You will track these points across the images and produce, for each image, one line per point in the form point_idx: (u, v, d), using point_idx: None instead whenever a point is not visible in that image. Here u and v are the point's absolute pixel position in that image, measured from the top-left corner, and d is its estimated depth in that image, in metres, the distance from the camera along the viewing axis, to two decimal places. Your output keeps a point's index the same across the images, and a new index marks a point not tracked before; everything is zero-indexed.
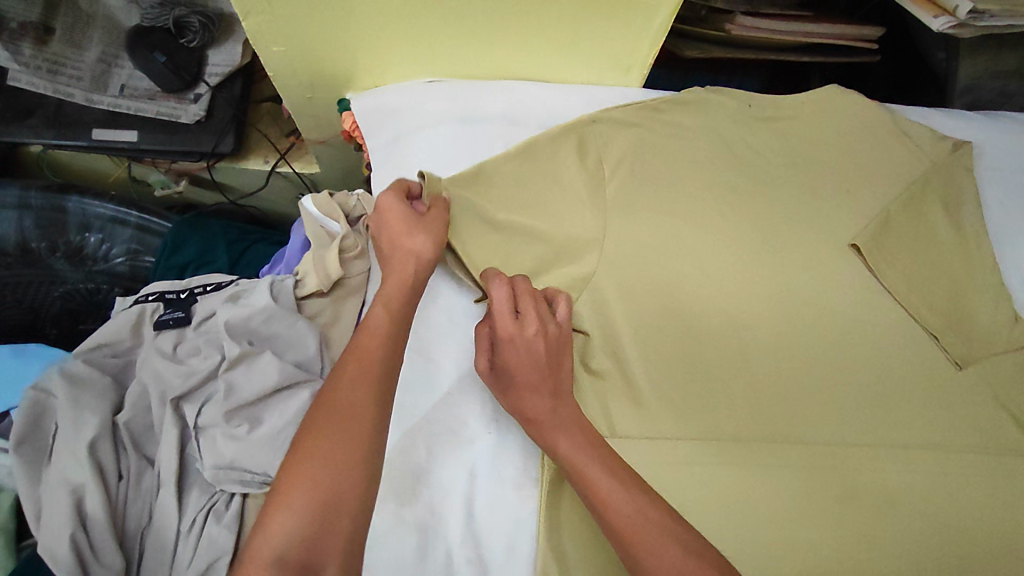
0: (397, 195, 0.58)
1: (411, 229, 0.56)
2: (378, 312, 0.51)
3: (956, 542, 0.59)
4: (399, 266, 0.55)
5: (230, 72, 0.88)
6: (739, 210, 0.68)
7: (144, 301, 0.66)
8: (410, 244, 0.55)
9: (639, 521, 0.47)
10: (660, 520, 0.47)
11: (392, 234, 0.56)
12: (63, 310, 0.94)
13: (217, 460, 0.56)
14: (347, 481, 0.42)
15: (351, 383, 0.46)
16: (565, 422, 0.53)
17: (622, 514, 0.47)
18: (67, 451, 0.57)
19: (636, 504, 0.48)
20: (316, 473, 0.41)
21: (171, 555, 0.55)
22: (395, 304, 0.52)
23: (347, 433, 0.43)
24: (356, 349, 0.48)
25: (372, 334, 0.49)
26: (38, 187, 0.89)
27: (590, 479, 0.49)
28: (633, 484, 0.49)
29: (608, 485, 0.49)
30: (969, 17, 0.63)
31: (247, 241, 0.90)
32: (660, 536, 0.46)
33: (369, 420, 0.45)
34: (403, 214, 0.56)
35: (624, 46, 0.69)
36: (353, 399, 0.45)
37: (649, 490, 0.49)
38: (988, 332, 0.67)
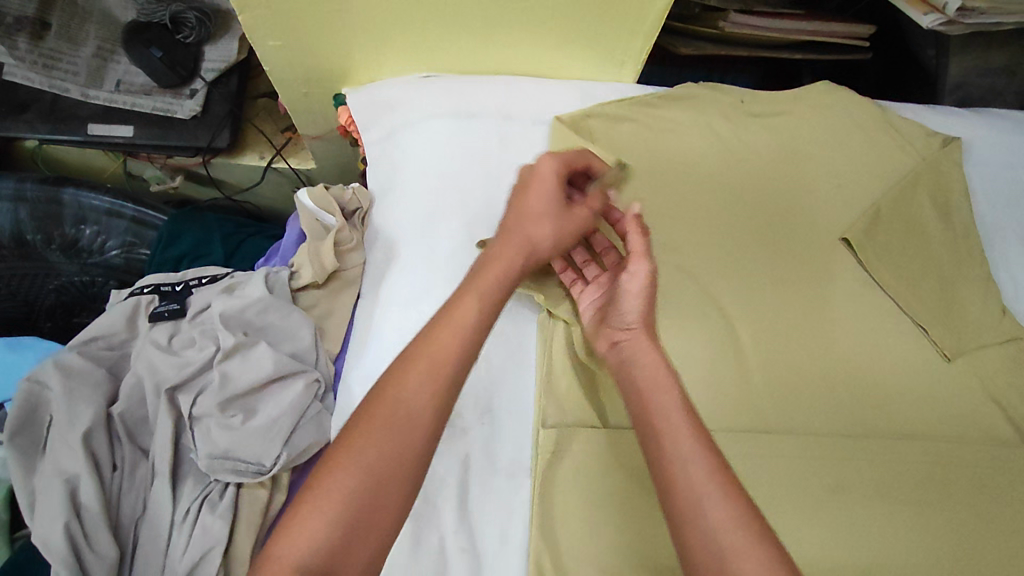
0: (557, 163, 0.56)
1: (545, 215, 0.54)
2: (468, 304, 0.47)
3: (944, 530, 0.60)
4: (509, 252, 0.52)
5: (225, 68, 0.89)
6: (730, 204, 0.69)
7: (139, 293, 0.66)
8: (535, 227, 0.54)
9: (702, 506, 0.39)
10: (729, 511, 0.39)
11: (528, 203, 0.55)
12: (57, 303, 0.93)
13: (211, 450, 0.56)
14: (389, 485, 0.40)
15: (414, 379, 0.43)
16: (645, 360, 0.49)
17: (685, 489, 0.40)
18: (61, 442, 0.57)
19: (705, 488, 0.40)
20: (359, 468, 0.40)
21: (164, 545, 0.56)
22: (489, 298, 0.48)
23: (398, 433, 0.41)
24: (428, 341, 0.45)
25: (450, 326, 0.45)
26: (33, 179, 0.89)
27: (659, 437, 0.43)
28: (712, 462, 0.41)
29: (675, 456, 0.42)
30: (957, 15, 0.64)
31: (242, 234, 0.90)
32: (722, 528, 0.38)
33: (422, 423, 0.42)
34: (549, 193, 0.55)
35: (617, 42, 0.70)
36: (409, 397, 0.42)
37: (729, 474, 0.41)
38: (976, 325, 0.68)
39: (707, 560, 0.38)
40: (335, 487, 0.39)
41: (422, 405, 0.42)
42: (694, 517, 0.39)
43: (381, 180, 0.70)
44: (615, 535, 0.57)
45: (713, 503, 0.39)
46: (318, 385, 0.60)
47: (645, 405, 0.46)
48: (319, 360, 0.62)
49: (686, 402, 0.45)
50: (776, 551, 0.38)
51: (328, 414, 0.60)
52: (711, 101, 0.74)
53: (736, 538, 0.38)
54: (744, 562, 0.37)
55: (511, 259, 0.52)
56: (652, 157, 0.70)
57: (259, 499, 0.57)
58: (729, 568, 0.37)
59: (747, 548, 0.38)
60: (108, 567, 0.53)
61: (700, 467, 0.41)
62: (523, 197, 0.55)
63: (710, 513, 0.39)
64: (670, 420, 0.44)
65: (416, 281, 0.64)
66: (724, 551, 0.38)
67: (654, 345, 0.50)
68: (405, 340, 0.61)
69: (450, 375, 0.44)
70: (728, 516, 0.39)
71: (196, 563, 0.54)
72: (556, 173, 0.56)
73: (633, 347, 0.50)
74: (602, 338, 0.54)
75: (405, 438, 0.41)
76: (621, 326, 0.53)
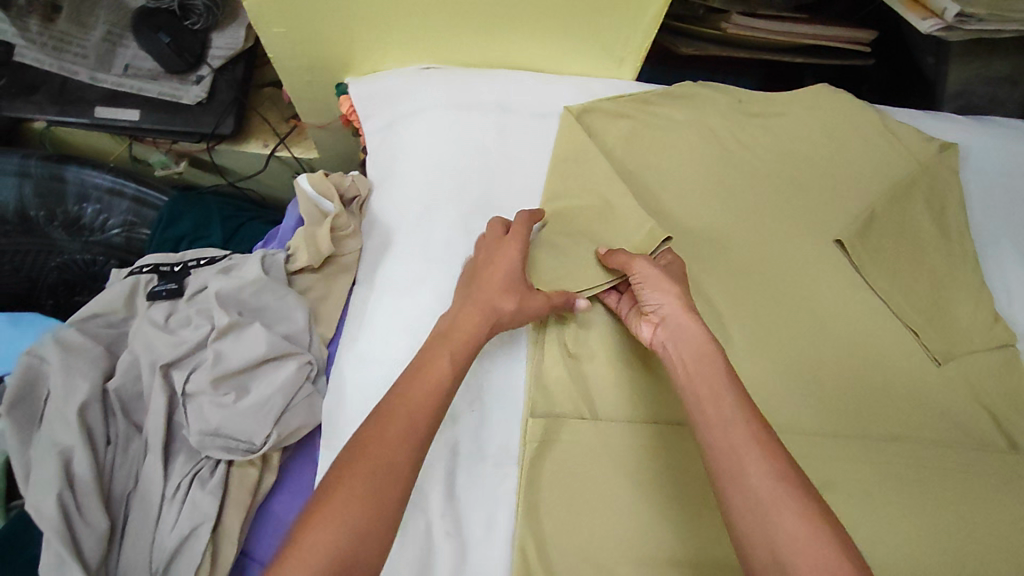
0: (521, 241, 0.60)
1: (508, 287, 0.57)
2: (441, 362, 0.51)
3: (929, 533, 0.60)
4: (473, 317, 0.55)
5: (232, 56, 0.90)
6: (725, 203, 0.70)
7: (139, 273, 0.67)
8: (501, 296, 0.56)
9: (744, 464, 0.43)
10: (770, 468, 0.43)
11: (490, 276, 0.57)
12: (59, 281, 0.95)
13: (203, 427, 0.57)
14: (370, 532, 0.42)
15: (393, 434, 0.46)
16: (686, 334, 0.53)
17: (729, 447, 0.44)
18: (56, 414, 0.58)
19: (747, 447, 0.44)
20: (343, 517, 0.41)
21: (154, 520, 0.56)
22: (460, 358, 0.53)
23: (378, 485, 0.44)
24: (403, 399, 0.48)
25: (426, 383, 0.50)
26: (39, 157, 0.91)
27: (702, 401, 0.48)
28: (753, 425, 0.45)
29: (718, 421, 0.46)
30: (957, 20, 0.64)
31: (242, 218, 0.92)
32: (762, 483, 0.42)
33: (400, 474, 0.45)
34: (508, 265, 0.58)
35: (618, 39, 0.71)
36: (387, 453, 0.45)
37: (771, 435, 0.45)
38: (968, 331, 0.68)
39: (750, 513, 0.42)
40: (321, 536, 0.41)
41: (399, 458, 0.45)
42: (737, 472, 0.43)
43: (382, 168, 0.70)
44: (599, 526, 0.57)
45: (754, 460, 0.43)
46: (310, 367, 0.61)
47: (689, 371, 0.50)
48: (312, 343, 0.64)
49: (727, 371, 0.49)
50: (814, 504, 0.41)
51: (319, 396, 0.61)
52: (710, 100, 0.74)
53: (777, 492, 0.42)
54: (783, 516, 0.41)
55: (477, 326, 0.54)
56: (650, 155, 0.71)
57: (250, 477, 0.58)
58: (772, 522, 0.41)
59: (789, 500, 0.41)
60: (98, 538, 0.54)
61: (741, 430, 0.45)
62: (490, 271, 0.58)
63: (751, 470, 0.43)
64: (711, 385, 0.48)
65: (411, 269, 0.65)
66: (765, 504, 0.41)
67: (698, 322, 0.54)
68: (398, 327, 0.62)
69: (423, 433, 0.47)
70: (769, 473, 0.43)
71: (184, 538, 0.55)
72: (521, 248, 0.59)
73: (673, 322, 0.54)
74: (644, 325, 0.59)
75: (385, 492, 0.44)
76: (653, 311, 0.57)
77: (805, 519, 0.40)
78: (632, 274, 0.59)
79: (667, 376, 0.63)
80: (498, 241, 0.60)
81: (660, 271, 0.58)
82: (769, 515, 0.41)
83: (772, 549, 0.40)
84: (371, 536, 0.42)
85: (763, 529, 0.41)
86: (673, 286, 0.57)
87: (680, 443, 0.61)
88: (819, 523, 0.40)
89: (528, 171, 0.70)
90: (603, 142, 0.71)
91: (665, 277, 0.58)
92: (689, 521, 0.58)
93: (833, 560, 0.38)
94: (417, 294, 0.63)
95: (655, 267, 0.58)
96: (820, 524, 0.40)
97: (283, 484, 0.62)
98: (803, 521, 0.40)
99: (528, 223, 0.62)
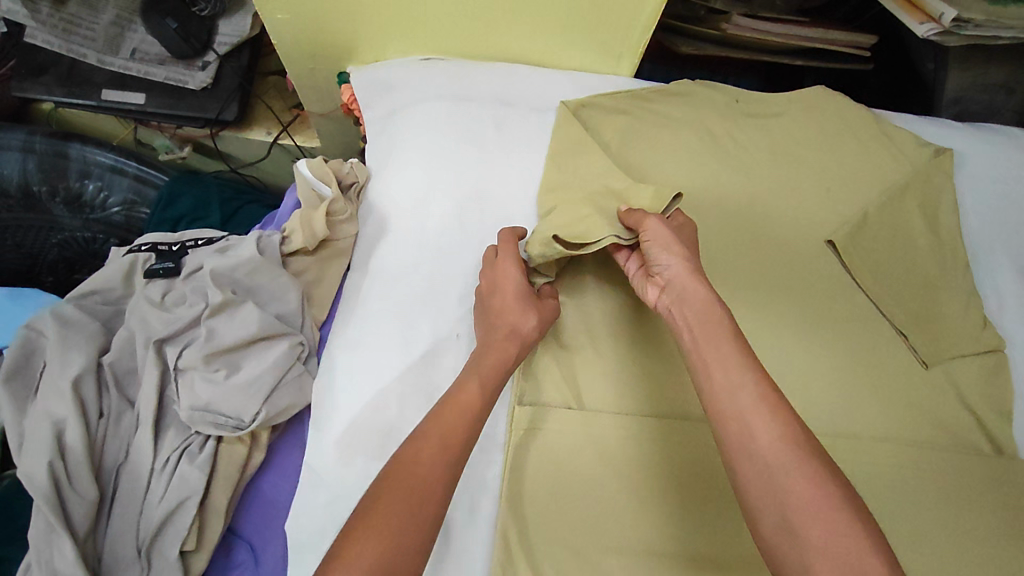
0: (514, 261, 0.60)
1: (525, 307, 0.58)
2: (472, 385, 0.52)
3: (909, 534, 0.60)
4: (503, 345, 0.55)
5: (238, 43, 0.91)
6: (718, 200, 0.71)
7: (137, 250, 0.68)
8: (521, 315, 0.57)
9: (752, 428, 0.44)
10: (777, 430, 0.44)
11: (504, 299, 0.58)
12: (59, 258, 0.97)
13: (193, 402, 0.58)
14: (412, 543, 0.43)
15: (430, 452, 0.47)
16: (693, 298, 0.52)
17: (736, 412, 0.45)
18: (52, 386, 0.60)
19: (755, 411, 0.45)
20: (383, 533, 0.42)
21: (143, 491, 0.58)
22: (489, 377, 0.53)
23: (415, 501, 0.44)
24: (438, 419, 0.49)
25: (457, 405, 0.50)
26: (43, 134, 0.92)
27: (709, 366, 0.48)
28: (760, 387, 0.46)
29: (725, 386, 0.47)
30: (953, 25, 0.65)
31: (240, 201, 0.93)
32: (771, 448, 0.43)
33: (434, 492, 0.46)
34: (517, 287, 0.58)
35: (617, 36, 0.71)
36: (423, 470, 0.46)
37: (778, 397, 0.45)
38: (956, 333, 0.68)
39: (758, 477, 0.43)
40: (365, 547, 0.41)
41: (435, 473, 0.46)
42: (746, 437, 0.44)
43: (380, 155, 0.71)
44: (582, 513, 0.58)
45: (763, 424, 0.44)
46: (301, 348, 0.62)
47: (695, 336, 0.50)
48: (304, 324, 0.64)
49: (732, 332, 0.49)
50: (820, 465, 0.42)
51: (309, 376, 0.63)
52: (706, 98, 0.75)
53: (785, 455, 0.43)
54: (793, 479, 0.42)
55: (505, 350, 0.55)
56: (644, 150, 0.72)
57: (238, 455, 0.59)
58: (781, 485, 0.42)
59: (795, 463, 0.42)
60: (87, 508, 0.55)
61: (748, 394, 0.46)
62: (499, 298, 0.58)
63: (759, 435, 0.44)
64: (719, 348, 0.48)
65: (404, 255, 0.65)
66: (774, 466, 0.42)
67: (701, 282, 0.53)
68: (389, 311, 0.63)
69: (457, 453, 0.48)
70: (778, 436, 0.43)
71: (172, 511, 0.56)
72: (516, 262, 0.60)
73: (679, 285, 0.53)
74: (650, 287, 0.57)
75: (423, 507, 0.45)
76: (659, 272, 0.56)
77: (812, 481, 0.41)
78: (642, 233, 0.57)
79: (654, 366, 0.63)
80: (493, 264, 0.61)
81: (670, 231, 0.56)
82: (777, 476, 0.42)
83: (781, 511, 0.41)
84: (410, 547, 0.43)
85: (772, 491, 0.42)
86: (682, 247, 0.55)
87: (665, 433, 0.61)
88: (827, 484, 0.41)
89: (524, 163, 0.71)
90: (599, 136, 0.71)
91: (673, 238, 0.56)
92: (672, 512, 0.58)
93: (844, 521, 0.40)
94: (409, 281, 0.64)
95: (665, 225, 0.56)
96: (828, 485, 0.41)
97: (272, 463, 0.63)
98: (812, 482, 0.41)
99: (513, 239, 0.62)
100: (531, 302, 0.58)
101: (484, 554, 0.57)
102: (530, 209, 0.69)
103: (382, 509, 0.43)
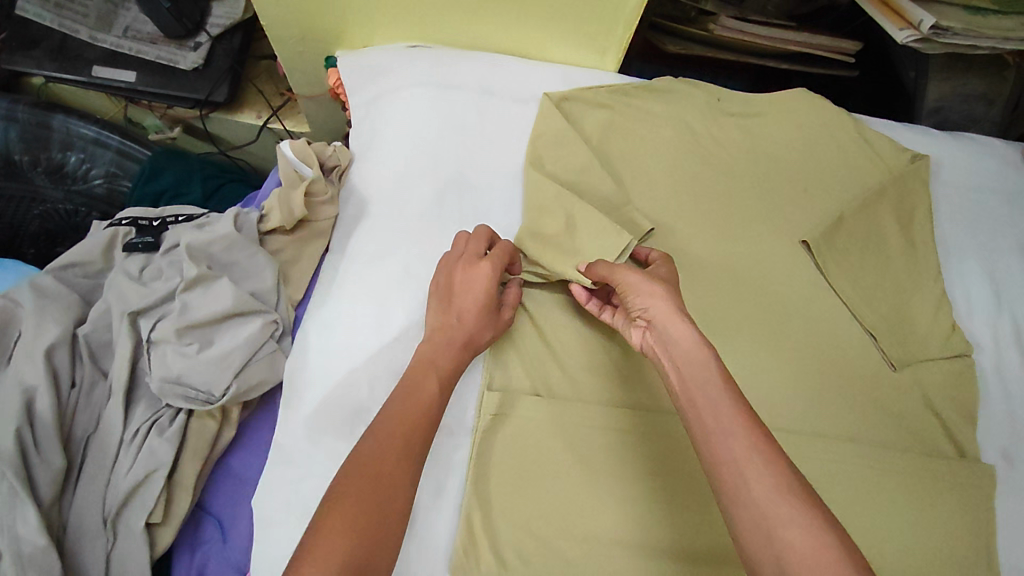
0: (494, 276, 0.60)
1: (484, 321, 0.59)
2: (429, 384, 0.54)
3: (874, 534, 0.60)
4: (455, 346, 0.57)
5: (230, 25, 0.92)
6: (696, 195, 0.71)
7: (118, 225, 0.69)
8: (478, 328, 0.58)
9: (746, 478, 0.42)
10: (772, 479, 0.42)
11: (466, 305, 0.59)
12: (41, 230, 0.97)
13: (164, 374, 0.59)
14: (380, 540, 0.45)
15: (391, 453, 0.49)
16: (675, 338, 0.51)
17: (731, 460, 0.43)
18: (24, 355, 0.60)
19: (747, 460, 0.43)
20: (352, 529, 0.44)
21: (111, 462, 0.58)
22: (445, 381, 0.55)
23: (380, 497, 0.46)
24: (394, 415, 0.51)
25: (415, 404, 0.52)
26: (26, 103, 0.94)
27: (700, 412, 0.46)
28: (751, 433, 0.44)
29: (717, 432, 0.45)
30: (931, 32, 0.67)
31: (222, 178, 0.94)
32: (766, 498, 0.41)
33: (399, 487, 0.48)
34: (481, 299, 0.59)
35: (602, 31, 0.72)
36: (386, 466, 0.48)
37: (771, 442, 0.44)
38: (924, 336, 0.69)
39: (754, 527, 0.41)
40: (330, 549, 0.42)
41: (397, 471, 0.48)
42: (740, 487, 0.43)
43: (363, 140, 0.72)
44: (543, 499, 0.58)
45: (758, 474, 0.42)
46: (275, 326, 0.63)
47: (682, 378, 0.49)
48: (279, 303, 0.65)
49: (721, 374, 0.48)
50: (818, 516, 0.40)
51: (282, 355, 0.63)
52: (689, 97, 0.76)
53: (782, 507, 0.41)
54: (788, 530, 0.40)
55: (457, 356, 0.57)
56: (624, 145, 0.73)
57: (208, 429, 0.60)
58: (778, 537, 0.40)
59: (792, 515, 0.40)
60: (54, 476, 0.55)
61: (740, 440, 0.44)
62: (463, 301, 0.59)
63: (754, 485, 0.42)
64: (707, 391, 0.47)
65: (382, 238, 0.66)
66: (769, 516, 0.41)
67: (686, 320, 0.51)
68: (365, 295, 0.63)
69: (418, 449, 0.50)
70: (771, 485, 0.42)
71: (140, 482, 0.56)
72: (495, 272, 0.60)
73: (662, 324, 0.52)
74: (634, 330, 0.56)
75: (390, 500, 0.47)
76: (640, 315, 0.54)
77: (811, 532, 0.40)
78: (619, 285, 0.56)
79: (624, 357, 0.64)
80: (471, 265, 0.60)
81: (644, 276, 0.56)
82: (774, 529, 0.40)
83: (779, 564, 0.39)
84: (382, 545, 0.45)
85: (770, 546, 0.40)
86: (661, 289, 0.54)
87: (630, 426, 0.61)
88: (825, 537, 0.39)
89: (506, 153, 0.72)
90: (581, 129, 0.72)
91: (651, 280, 0.55)
92: (630, 502, 0.58)
93: None
94: (385, 265, 0.65)
95: (641, 275, 0.56)
96: (827, 537, 0.39)
97: (243, 441, 0.64)
98: (808, 532, 0.40)
99: (507, 252, 0.62)
100: (491, 318, 0.59)
101: (447, 538, 0.57)
102: (510, 199, 0.69)
103: (343, 509, 0.44)
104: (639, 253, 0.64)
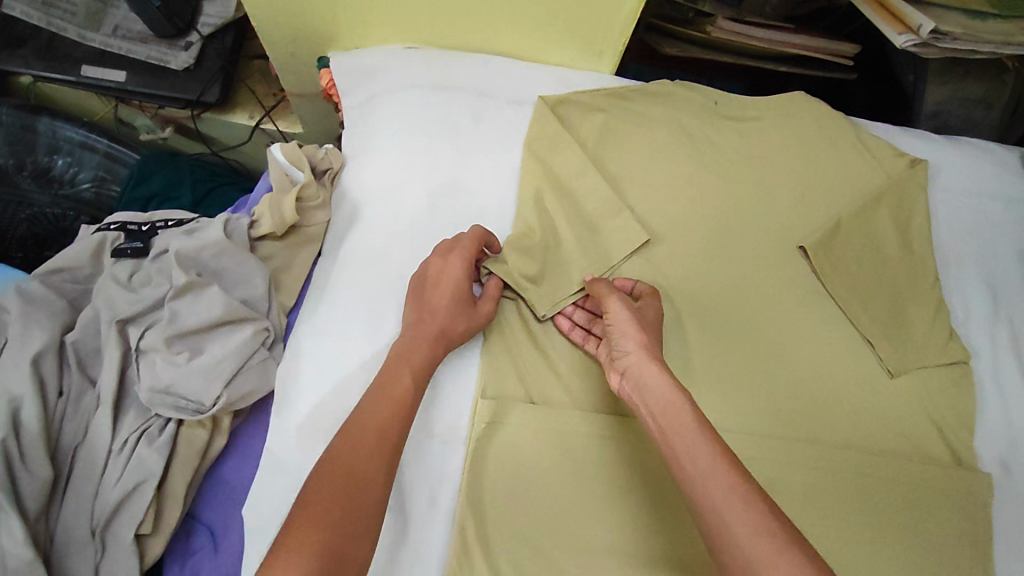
0: (465, 265, 0.60)
1: (456, 312, 0.58)
2: (403, 377, 0.54)
3: (870, 542, 0.59)
4: (429, 339, 0.57)
5: (222, 24, 0.91)
6: (692, 201, 0.71)
7: (106, 230, 0.68)
8: (450, 319, 0.58)
9: (728, 522, 0.42)
10: (753, 520, 0.41)
11: (439, 295, 0.59)
12: (28, 235, 0.94)
13: (154, 383, 0.58)
14: (355, 535, 0.44)
15: (365, 446, 0.48)
16: (651, 385, 0.51)
17: (711, 505, 0.43)
18: (9, 362, 0.59)
19: (727, 503, 0.42)
20: (324, 525, 0.43)
21: (99, 471, 0.57)
22: (420, 374, 0.55)
23: (355, 488, 0.46)
24: (369, 409, 0.51)
25: (390, 397, 0.52)
26: (11, 105, 0.93)
27: (679, 459, 0.46)
28: (729, 475, 0.44)
29: (698, 477, 0.45)
30: (930, 37, 0.66)
31: (213, 182, 0.93)
32: (750, 541, 0.41)
33: (373, 481, 0.47)
34: (451, 292, 0.58)
35: (599, 33, 0.71)
36: (362, 459, 0.47)
37: (747, 481, 0.44)
38: (923, 343, 0.68)
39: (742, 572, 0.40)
40: (302, 550, 0.41)
41: (373, 465, 0.47)
42: (724, 531, 0.42)
43: (356, 143, 0.71)
44: (536, 509, 0.57)
45: (738, 516, 0.42)
46: (266, 334, 0.62)
47: (660, 426, 0.49)
48: (271, 310, 0.64)
49: (697, 418, 0.48)
50: (802, 558, 0.39)
51: (274, 362, 0.62)
52: (686, 100, 0.76)
53: (766, 547, 0.40)
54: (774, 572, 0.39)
55: (431, 351, 0.56)
56: (621, 149, 0.72)
57: (199, 439, 0.59)
58: None
59: (777, 558, 0.39)
60: (40, 488, 0.55)
61: (719, 482, 0.44)
62: (435, 294, 0.59)
63: (735, 528, 0.41)
64: (683, 438, 0.47)
65: (374, 243, 0.65)
66: (755, 560, 0.40)
67: (661, 366, 0.52)
68: (358, 300, 0.62)
69: (393, 445, 0.50)
70: (752, 526, 0.41)
71: (128, 492, 0.55)
72: (467, 263, 0.60)
73: (637, 372, 0.53)
74: (612, 374, 0.57)
75: (366, 493, 0.46)
76: (619, 358, 0.56)
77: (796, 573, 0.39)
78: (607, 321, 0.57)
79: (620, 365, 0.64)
80: (444, 255, 0.61)
81: (630, 316, 0.57)
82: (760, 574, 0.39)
83: None
84: (357, 540, 0.44)
85: None
86: (640, 332, 0.55)
87: (624, 434, 0.60)
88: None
89: (502, 156, 0.71)
90: (577, 133, 0.71)
91: (635, 323, 0.56)
92: (624, 512, 0.58)
93: None
94: (379, 271, 0.64)
95: (627, 314, 0.57)
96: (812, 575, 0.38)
97: (234, 450, 0.63)
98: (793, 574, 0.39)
99: (477, 238, 0.62)
100: (461, 307, 0.58)
101: (440, 548, 0.57)
102: (505, 203, 0.69)
103: (314, 514, 0.43)
104: (623, 283, 0.63)
